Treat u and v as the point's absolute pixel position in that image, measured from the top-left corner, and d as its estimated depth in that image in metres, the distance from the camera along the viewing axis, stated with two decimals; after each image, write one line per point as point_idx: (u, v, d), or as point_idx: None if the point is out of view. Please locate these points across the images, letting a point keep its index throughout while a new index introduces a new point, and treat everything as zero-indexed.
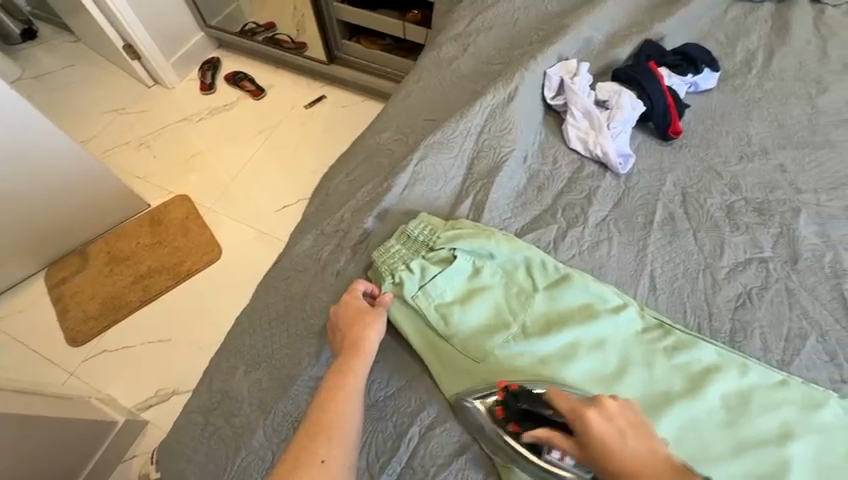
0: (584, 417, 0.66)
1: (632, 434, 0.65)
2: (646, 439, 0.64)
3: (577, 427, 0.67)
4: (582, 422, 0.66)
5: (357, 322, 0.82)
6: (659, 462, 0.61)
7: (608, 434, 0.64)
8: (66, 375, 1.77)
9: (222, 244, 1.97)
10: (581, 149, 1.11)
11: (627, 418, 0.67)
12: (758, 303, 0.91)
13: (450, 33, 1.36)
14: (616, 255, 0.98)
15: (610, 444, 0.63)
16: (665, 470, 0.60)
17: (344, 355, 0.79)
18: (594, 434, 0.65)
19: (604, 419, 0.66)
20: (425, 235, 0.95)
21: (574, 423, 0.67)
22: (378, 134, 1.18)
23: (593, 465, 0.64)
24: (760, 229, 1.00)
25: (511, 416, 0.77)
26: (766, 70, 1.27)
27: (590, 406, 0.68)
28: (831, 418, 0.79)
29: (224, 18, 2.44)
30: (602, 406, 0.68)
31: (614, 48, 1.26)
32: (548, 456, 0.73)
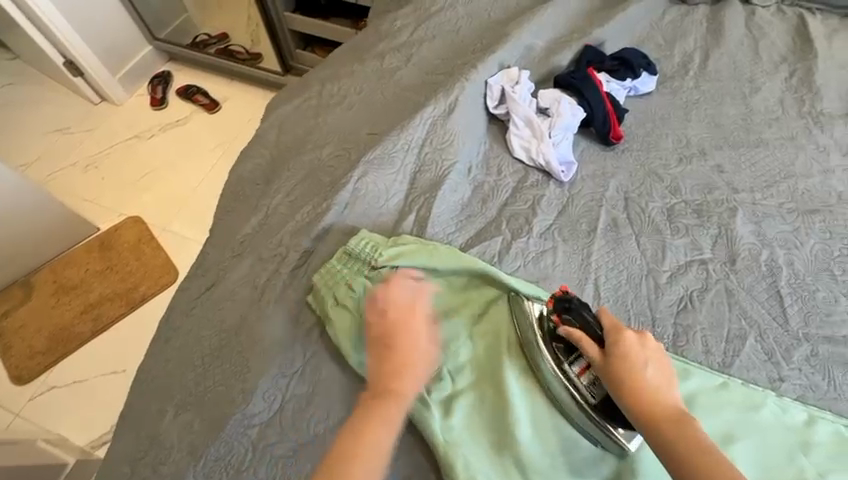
0: (622, 335, 0.72)
1: (660, 370, 0.70)
2: (668, 381, 0.69)
3: (612, 340, 0.73)
4: (619, 337, 0.72)
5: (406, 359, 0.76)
6: (666, 400, 0.67)
7: (636, 356, 0.70)
8: (11, 416, 1.65)
9: (178, 265, 1.88)
10: (524, 157, 1.11)
11: (659, 358, 0.71)
12: (699, 305, 0.92)
13: (394, 43, 1.34)
14: (561, 265, 0.97)
15: (636, 365, 0.70)
16: (670, 404, 0.66)
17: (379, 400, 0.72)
18: (625, 349, 0.71)
19: (639, 344, 0.72)
20: (367, 253, 0.91)
21: (611, 337, 0.73)
22: (319, 150, 1.14)
23: (609, 374, 0.70)
24: (699, 230, 1.01)
25: (556, 309, 0.80)
26: (703, 71, 1.30)
27: (634, 332, 0.73)
28: (770, 417, 0.80)
29: (172, 31, 2.34)
30: (644, 337, 0.73)
31: (555, 54, 1.27)
32: (567, 367, 0.80)
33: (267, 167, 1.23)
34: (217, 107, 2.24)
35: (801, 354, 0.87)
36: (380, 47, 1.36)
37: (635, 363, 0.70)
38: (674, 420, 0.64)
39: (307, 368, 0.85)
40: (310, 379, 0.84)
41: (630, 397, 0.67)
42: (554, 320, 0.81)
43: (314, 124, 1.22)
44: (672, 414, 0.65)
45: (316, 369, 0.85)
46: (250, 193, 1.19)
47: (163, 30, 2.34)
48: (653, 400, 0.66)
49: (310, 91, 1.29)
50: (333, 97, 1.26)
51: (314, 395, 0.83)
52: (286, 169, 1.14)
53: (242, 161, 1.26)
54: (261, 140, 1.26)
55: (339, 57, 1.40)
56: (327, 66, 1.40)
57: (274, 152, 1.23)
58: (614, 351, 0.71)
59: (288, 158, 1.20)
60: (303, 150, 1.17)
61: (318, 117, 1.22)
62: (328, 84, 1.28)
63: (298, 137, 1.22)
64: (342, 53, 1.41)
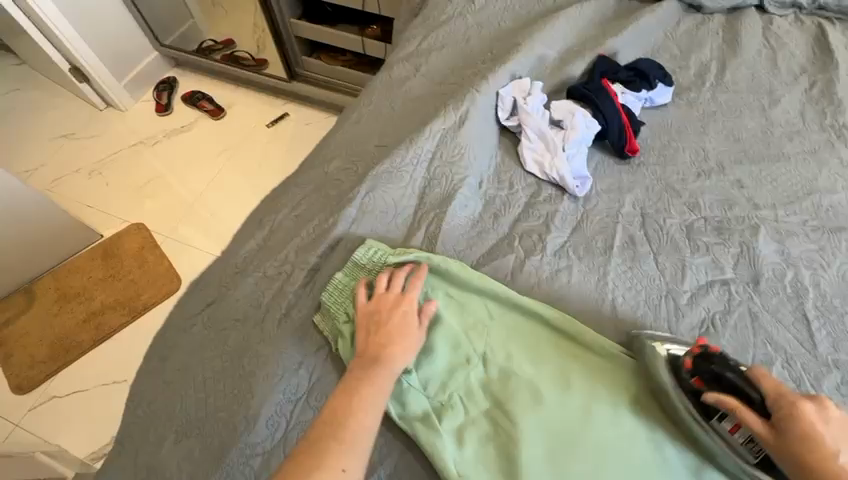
0: (799, 408, 0.67)
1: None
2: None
3: (784, 411, 0.68)
4: (795, 410, 0.67)
5: (399, 332, 0.78)
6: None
7: (818, 432, 0.65)
8: (11, 426, 1.62)
9: (182, 273, 1.85)
10: (537, 172, 1.07)
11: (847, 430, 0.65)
12: (722, 329, 0.88)
13: (402, 53, 1.31)
14: (577, 284, 0.93)
15: (818, 441, 0.64)
16: None
17: (371, 365, 0.74)
18: (805, 424, 0.65)
19: (822, 416, 0.66)
20: (374, 261, 0.90)
21: (783, 410, 0.68)
22: (327, 163, 1.12)
23: (783, 449, 0.66)
24: (720, 249, 0.97)
25: (703, 375, 0.77)
26: (720, 82, 1.26)
27: (811, 401, 0.68)
28: None
29: (178, 38, 2.34)
30: (823, 405, 0.67)
31: (568, 65, 1.23)
32: (716, 423, 0.74)
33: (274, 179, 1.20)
34: (223, 113, 2.22)
35: (832, 382, 0.83)
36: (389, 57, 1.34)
37: (823, 442, 0.64)
38: None
39: (312, 393, 0.82)
40: (315, 405, 0.80)
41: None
42: (695, 380, 0.77)
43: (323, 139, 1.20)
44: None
45: (321, 395, 0.81)
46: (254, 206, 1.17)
47: (169, 36, 2.33)
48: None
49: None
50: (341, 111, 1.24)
51: None
52: (293, 184, 1.12)
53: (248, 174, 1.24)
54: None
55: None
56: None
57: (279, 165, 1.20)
58: (791, 426, 0.66)
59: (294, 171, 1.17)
60: (310, 164, 1.14)
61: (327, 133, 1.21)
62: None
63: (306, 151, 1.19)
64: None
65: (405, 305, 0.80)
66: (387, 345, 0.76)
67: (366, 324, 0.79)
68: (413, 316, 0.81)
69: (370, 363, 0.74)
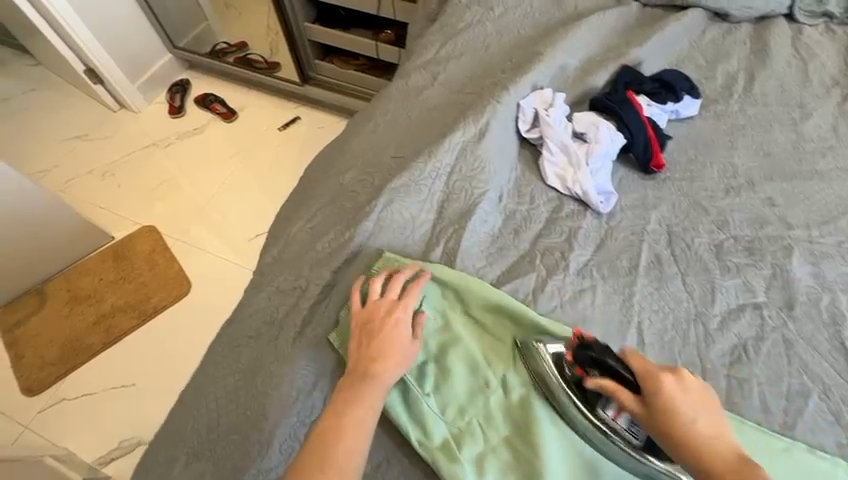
0: (662, 383, 0.69)
1: (708, 414, 0.68)
2: (717, 422, 0.68)
3: (653, 389, 0.69)
4: (659, 387, 0.68)
5: (390, 345, 0.76)
6: (726, 448, 0.64)
7: (683, 407, 0.67)
8: (20, 428, 1.61)
9: (192, 277, 1.84)
10: (559, 186, 1.04)
11: (703, 396, 0.69)
12: (755, 356, 0.84)
13: (420, 61, 1.29)
14: (600, 306, 0.90)
15: (684, 415, 0.67)
16: (733, 457, 0.63)
17: (361, 381, 0.73)
18: (667, 397, 0.68)
19: (681, 389, 0.69)
20: None
21: (650, 388, 0.69)
22: (343, 174, 1.09)
23: (655, 426, 0.68)
24: (751, 271, 0.93)
25: (578, 361, 0.76)
26: (748, 94, 1.22)
27: (671, 374, 0.70)
28: None
29: (192, 41, 2.33)
30: (681, 376, 0.71)
31: (590, 75, 1.20)
32: (601, 412, 0.76)
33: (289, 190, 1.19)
34: (235, 116, 2.21)
35: None
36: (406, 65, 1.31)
37: (682, 416, 0.67)
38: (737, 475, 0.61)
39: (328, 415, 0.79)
40: None
41: (689, 450, 0.65)
42: (578, 373, 0.76)
43: (340, 150, 1.18)
44: (740, 466, 0.62)
45: None
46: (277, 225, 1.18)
47: (183, 39, 2.32)
48: (711, 452, 0.64)
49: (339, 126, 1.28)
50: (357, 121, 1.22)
51: None
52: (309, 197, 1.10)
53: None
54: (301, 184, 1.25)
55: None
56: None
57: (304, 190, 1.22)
58: (655, 402, 0.68)
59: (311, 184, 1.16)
60: (326, 175, 1.12)
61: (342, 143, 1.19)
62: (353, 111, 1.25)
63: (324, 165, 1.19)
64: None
65: (397, 314, 0.79)
66: (376, 360, 0.75)
67: (358, 334, 0.78)
68: (405, 326, 0.79)
69: (361, 381, 0.73)
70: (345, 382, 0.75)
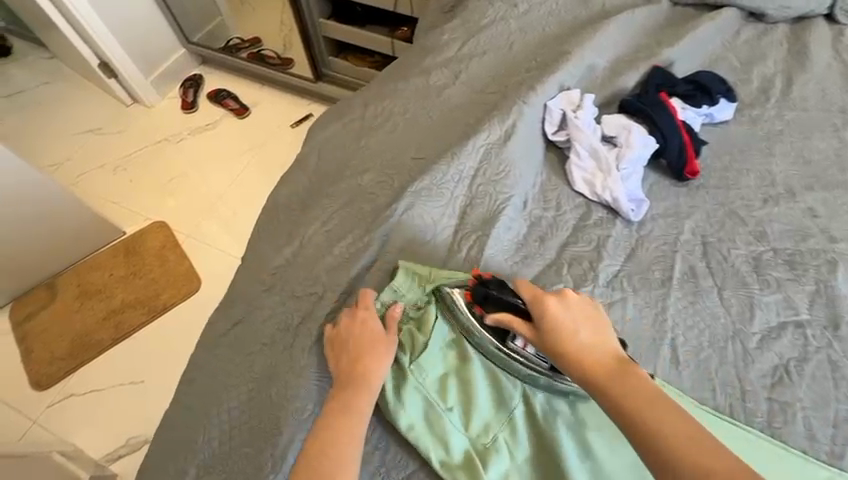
0: (544, 304, 0.71)
1: (589, 325, 0.69)
2: (599, 331, 0.69)
3: (536, 309, 0.71)
4: (541, 309, 0.71)
5: (368, 346, 0.76)
6: (605, 354, 0.66)
7: (563, 322, 0.69)
8: (28, 423, 1.60)
9: (201, 274, 1.82)
10: (587, 192, 0.99)
11: (585, 311, 0.71)
12: (798, 379, 0.79)
13: (440, 58, 1.23)
14: (631, 320, 0.85)
15: (566, 329, 0.68)
16: (608, 360, 0.65)
17: (347, 389, 0.72)
18: (552, 319, 0.69)
19: (563, 307, 0.71)
20: (413, 289, 0.85)
21: (535, 309, 0.71)
22: (360, 174, 1.05)
23: (544, 345, 0.69)
24: (793, 286, 0.88)
25: (477, 299, 0.79)
26: (786, 99, 1.16)
27: (552, 295, 0.72)
28: None
29: (206, 35, 2.31)
30: (564, 296, 0.72)
31: (620, 76, 1.15)
32: (510, 343, 0.79)
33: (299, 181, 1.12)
34: (247, 112, 2.18)
35: None
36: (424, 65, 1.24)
37: (564, 329, 0.68)
38: (615, 377, 0.62)
39: None
40: None
41: (569, 361, 0.66)
42: (477, 310, 0.80)
43: (356, 146, 1.12)
44: (615, 370, 0.63)
45: None
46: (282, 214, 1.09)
47: (196, 33, 2.30)
48: (588, 358, 0.65)
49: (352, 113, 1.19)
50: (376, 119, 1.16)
51: None
52: (323, 196, 1.04)
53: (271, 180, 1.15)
54: (301, 164, 1.15)
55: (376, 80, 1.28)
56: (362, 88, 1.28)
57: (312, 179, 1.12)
58: (542, 323, 0.70)
59: (324, 183, 1.09)
60: (341, 174, 1.07)
61: (359, 141, 1.12)
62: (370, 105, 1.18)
63: (338, 160, 1.11)
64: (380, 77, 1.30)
65: (363, 312, 0.79)
66: (357, 365, 0.74)
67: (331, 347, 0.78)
68: (376, 322, 0.78)
69: (347, 388, 0.72)
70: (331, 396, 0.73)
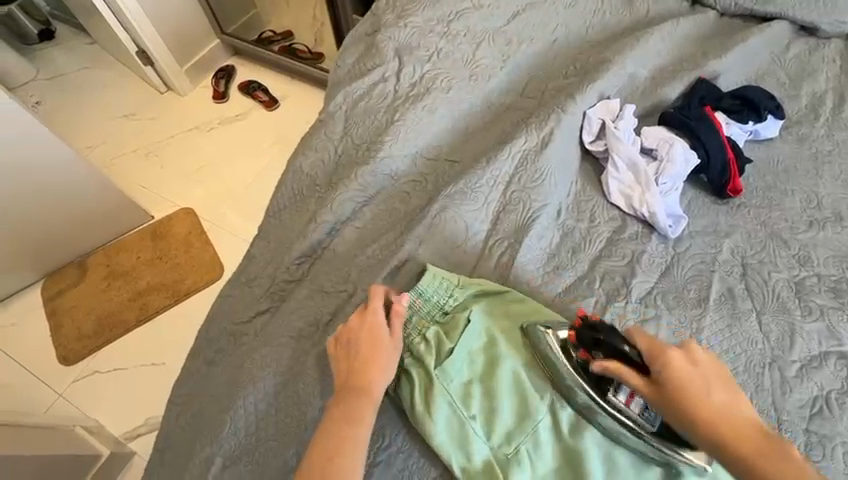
0: (670, 358, 0.65)
1: (721, 387, 0.64)
2: (732, 394, 0.64)
3: (659, 364, 0.65)
4: (665, 362, 0.65)
5: (372, 352, 0.74)
6: (744, 421, 0.60)
7: (694, 381, 0.63)
8: (54, 396, 1.66)
9: (224, 262, 1.84)
10: (624, 205, 0.97)
11: (716, 371, 0.65)
12: (838, 412, 0.76)
13: (490, 27, 1.17)
14: (665, 339, 0.83)
15: (696, 389, 0.63)
16: (753, 431, 0.59)
17: (349, 396, 0.70)
18: (679, 374, 0.64)
19: (689, 362, 0.65)
20: (439, 294, 0.84)
21: (660, 363, 0.65)
22: (391, 171, 1.05)
23: (670, 407, 0.63)
24: (837, 315, 0.84)
25: (583, 342, 0.73)
26: (837, 118, 1.10)
27: (679, 349, 0.66)
28: None
29: (239, 26, 2.33)
30: (691, 352, 0.67)
31: (663, 86, 1.12)
32: (613, 397, 0.72)
33: (327, 168, 1.10)
34: (276, 105, 2.20)
35: None
36: (467, 23, 1.15)
37: (694, 388, 0.63)
38: (765, 449, 0.57)
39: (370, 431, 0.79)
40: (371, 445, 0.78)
41: (706, 428, 0.61)
42: (581, 355, 0.73)
43: (390, 121, 1.08)
44: (763, 441, 0.58)
45: (379, 434, 0.78)
46: (310, 198, 1.08)
47: (231, 25, 2.32)
48: (728, 424, 0.60)
49: (385, 82, 1.13)
50: (413, 87, 1.12)
51: (374, 465, 0.76)
52: (352, 179, 1.01)
53: (296, 152, 1.13)
54: (323, 137, 1.12)
55: (410, 21, 1.15)
56: (390, 26, 1.16)
57: (338, 156, 1.10)
58: (668, 380, 0.64)
59: (352, 166, 1.07)
60: (373, 153, 1.04)
61: (393, 115, 1.08)
62: (406, 62, 1.13)
63: (365, 140, 1.09)
64: (412, 1, 1.17)
65: (370, 317, 0.77)
66: (360, 371, 0.72)
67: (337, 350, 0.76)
68: (382, 326, 0.77)
69: (350, 395, 0.70)
70: (333, 401, 0.71)
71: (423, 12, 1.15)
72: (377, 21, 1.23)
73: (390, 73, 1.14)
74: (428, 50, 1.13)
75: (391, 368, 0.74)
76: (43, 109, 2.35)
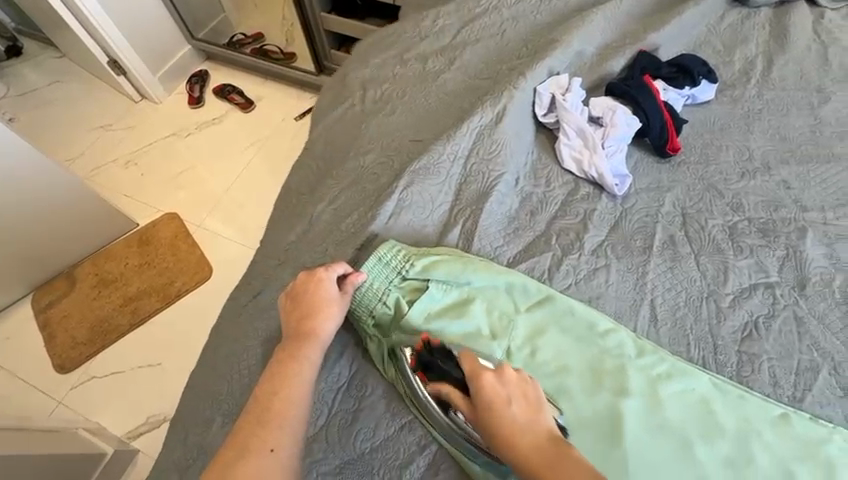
0: (481, 379, 0.69)
1: (524, 404, 0.67)
2: (534, 411, 0.66)
3: (471, 386, 0.69)
4: (476, 381, 0.69)
5: (320, 301, 0.83)
6: (540, 431, 0.64)
7: (498, 397, 0.67)
8: (54, 403, 1.70)
9: (212, 262, 1.90)
10: (575, 169, 1.07)
11: (524, 390, 0.69)
12: (766, 333, 0.86)
13: (436, 46, 1.31)
14: (614, 284, 0.93)
15: (497, 403, 0.66)
16: (545, 442, 0.63)
17: (294, 341, 0.80)
18: (486, 394, 0.67)
19: (500, 383, 0.69)
20: (397, 261, 0.90)
21: (472, 384, 0.69)
22: (362, 157, 1.13)
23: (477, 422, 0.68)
24: (765, 252, 0.95)
25: (419, 365, 0.79)
26: (766, 79, 1.21)
27: (490, 372, 0.70)
28: (838, 454, 0.75)
29: (210, 32, 2.36)
30: (502, 373, 0.70)
31: (607, 61, 1.21)
32: (453, 414, 0.77)
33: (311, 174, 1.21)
34: (252, 106, 2.25)
35: None
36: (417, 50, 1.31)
37: (501, 404, 0.66)
38: (550, 462, 0.60)
39: (353, 383, 0.87)
40: (355, 395, 0.86)
41: (504, 442, 0.63)
42: (419, 378, 0.79)
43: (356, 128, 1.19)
44: (553, 451, 0.61)
45: (362, 384, 0.87)
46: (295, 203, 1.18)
47: (201, 30, 2.35)
48: (523, 443, 0.62)
49: (353, 96, 1.27)
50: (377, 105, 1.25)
51: (359, 411, 0.84)
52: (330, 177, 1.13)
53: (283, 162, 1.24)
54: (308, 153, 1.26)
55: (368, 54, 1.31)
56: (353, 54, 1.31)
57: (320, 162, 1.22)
58: (478, 401, 0.68)
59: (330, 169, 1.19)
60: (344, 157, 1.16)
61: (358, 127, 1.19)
62: (370, 86, 1.27)
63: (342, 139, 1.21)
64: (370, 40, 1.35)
65: (321, 274, 0.85)
66: (306, 320, 0.81)
67: (288, 302, 0.85)
68: (332, 284, 0.85)
69: (297, 341, 0.80)
70: (279, 348, 0.80)
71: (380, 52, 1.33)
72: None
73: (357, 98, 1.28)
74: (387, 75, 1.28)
75: (338, 319, 0.83)
76: (16, 126, 2.36)
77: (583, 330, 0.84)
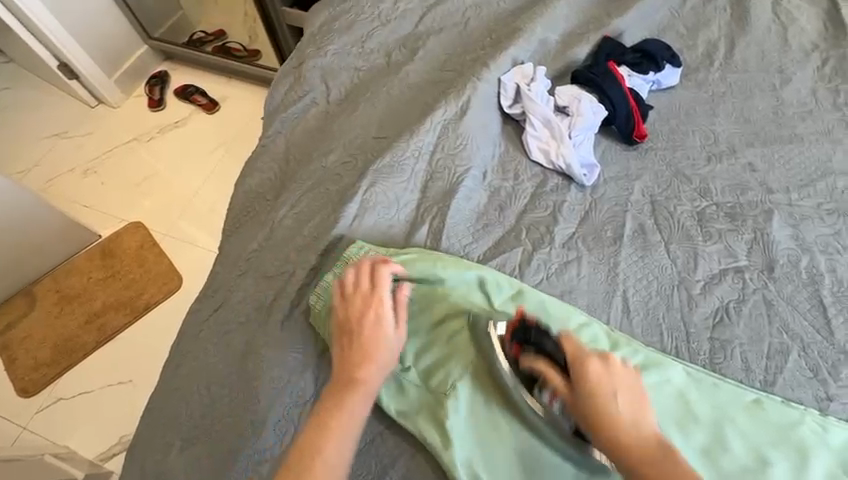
0: (585, 368, 0.62)
1: (631, 396, 0.60)
2: (640, 409, 0.60)
3: (574, 370, 0.63)
4: (580, 366, 0.63)
5: (373, 342, 0.70)
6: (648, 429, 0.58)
7: (603, 385, 0.61)
8: (18, 430, 1.60)
9: (181, 271, 1.82)
10: (543, 160, 1.04)
11: (631, 385, 0.62)
12: (737, 318, 0.86)
13: (398, 37, 1.26)
14: (586, 277, 0.91)
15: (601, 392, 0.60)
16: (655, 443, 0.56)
17: (341, 389, 0.67)
18: (588, 382, 0.61)
19: (606, 372, 0.62)
20: None
21: (575, 368, 0.63)
22: (324, 157, 1.08)
23: (574, 406, 0.62)
24: (732, 236, 0.95)
25: (516, 338, 0.74)
26: (729, 62, 1.20)
27: (598, 359, 0.63)
28: (809, 435, 0.75)
29: (168, 30, 2.25)
30: (609, 360, 0.63)
31: (572, 48, 1.19)
32: (538, 394, 0.71)
33: (274, 178, 1.15)
34: (217, 107, 2.15)
35: None
36: (378, 39, 1.26)
37: (606, 397, 0.60)
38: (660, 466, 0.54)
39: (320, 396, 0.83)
40: None
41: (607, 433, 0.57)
42: (513, 349, 0.74)
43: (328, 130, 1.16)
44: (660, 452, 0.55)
45: None
46: (257, 208, 1.13)
47: (158, 29, 2.24)
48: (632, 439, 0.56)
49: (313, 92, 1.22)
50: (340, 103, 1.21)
51: None
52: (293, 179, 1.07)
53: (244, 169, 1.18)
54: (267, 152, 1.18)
55: (328, 48, 1.25)
56: (313, 53, 1.25)
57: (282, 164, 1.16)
58: (581, 388, 0.61)
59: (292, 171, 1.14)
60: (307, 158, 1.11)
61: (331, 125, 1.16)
62: (332, 84, 1.22)
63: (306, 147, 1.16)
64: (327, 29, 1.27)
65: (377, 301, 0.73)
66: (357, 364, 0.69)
67: (339, 336, 0.72)
68: (389, 312, 0.73)
69: (344, 390, 0.67)
70: (325, 393, 0.68)
71: (338, 39, 1.26)
72: (300, 53, 1.29)
73: (319, 95, 1.22)
74: (349, 71, 1.23)
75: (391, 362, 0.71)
76: None
77: (556, 323, 0.83)
